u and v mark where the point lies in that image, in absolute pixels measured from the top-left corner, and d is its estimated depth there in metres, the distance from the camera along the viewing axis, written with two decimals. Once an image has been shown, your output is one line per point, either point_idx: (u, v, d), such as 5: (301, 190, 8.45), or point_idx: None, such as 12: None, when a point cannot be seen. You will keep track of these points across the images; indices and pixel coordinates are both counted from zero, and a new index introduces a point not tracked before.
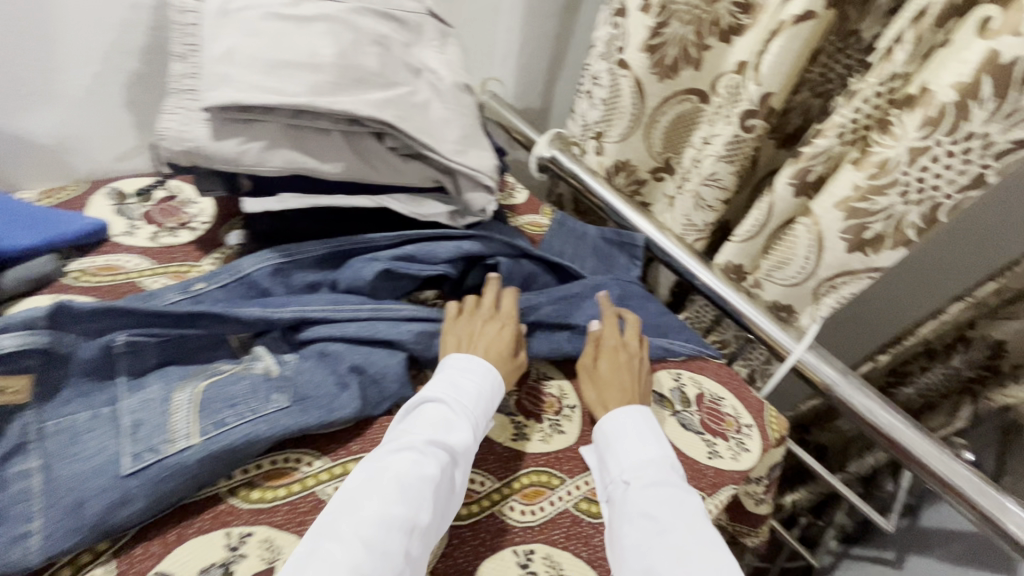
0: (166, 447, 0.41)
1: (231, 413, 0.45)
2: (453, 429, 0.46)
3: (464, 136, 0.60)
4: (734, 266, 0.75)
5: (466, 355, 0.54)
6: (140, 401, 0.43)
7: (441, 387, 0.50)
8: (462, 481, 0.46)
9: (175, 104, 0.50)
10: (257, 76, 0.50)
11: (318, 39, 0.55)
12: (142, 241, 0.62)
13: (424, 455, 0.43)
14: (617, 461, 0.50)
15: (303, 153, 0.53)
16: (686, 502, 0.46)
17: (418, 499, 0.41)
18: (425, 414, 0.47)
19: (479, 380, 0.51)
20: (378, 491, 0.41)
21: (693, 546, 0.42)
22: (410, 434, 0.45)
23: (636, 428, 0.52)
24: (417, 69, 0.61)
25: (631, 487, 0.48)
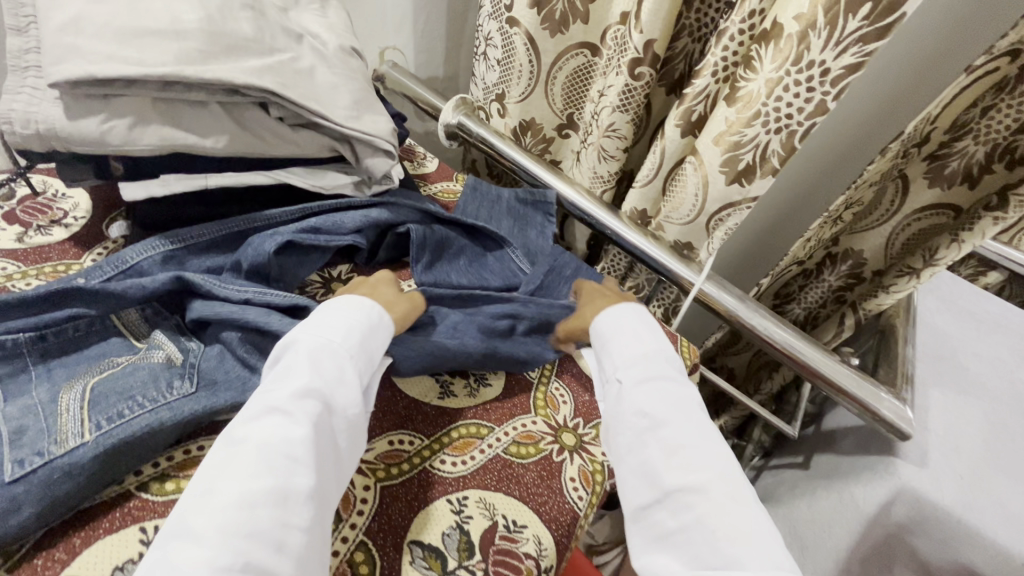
0: (55, 448, 0.38)
1: (127, 406, 0.42)
2: (320, 382, 0.45)
3: (357, 100, 0.58)
4: (639, 212, 0.79)
5: (333, 303, 0.52)
6: (22, 408, 0.40)
7: (307, 339, 0.48)
8: (342, 431, 0.45)
9: (17, 82, 0.45)
10: (111, 45, 0.46)
11: (179, 3, 0.51)
12: (8, 243, 0.56)
13: (287, 420, 0.42)
14: (616, 357, 0.56)
15: (179, 128, 0.50)
16: (683, 393, 0.52)
17: (284, 464, 0.40)
18: (288, 370, 0.45)
19: (348, 325, 0.50)
20: (238, 467, 0.39)
21: (692, 433, 0.48)
22: (269, 396, 0.43)
23: (627, 328, 0.58)
24: (298, 34, 0.58)
25: (629, 380, 0.53)
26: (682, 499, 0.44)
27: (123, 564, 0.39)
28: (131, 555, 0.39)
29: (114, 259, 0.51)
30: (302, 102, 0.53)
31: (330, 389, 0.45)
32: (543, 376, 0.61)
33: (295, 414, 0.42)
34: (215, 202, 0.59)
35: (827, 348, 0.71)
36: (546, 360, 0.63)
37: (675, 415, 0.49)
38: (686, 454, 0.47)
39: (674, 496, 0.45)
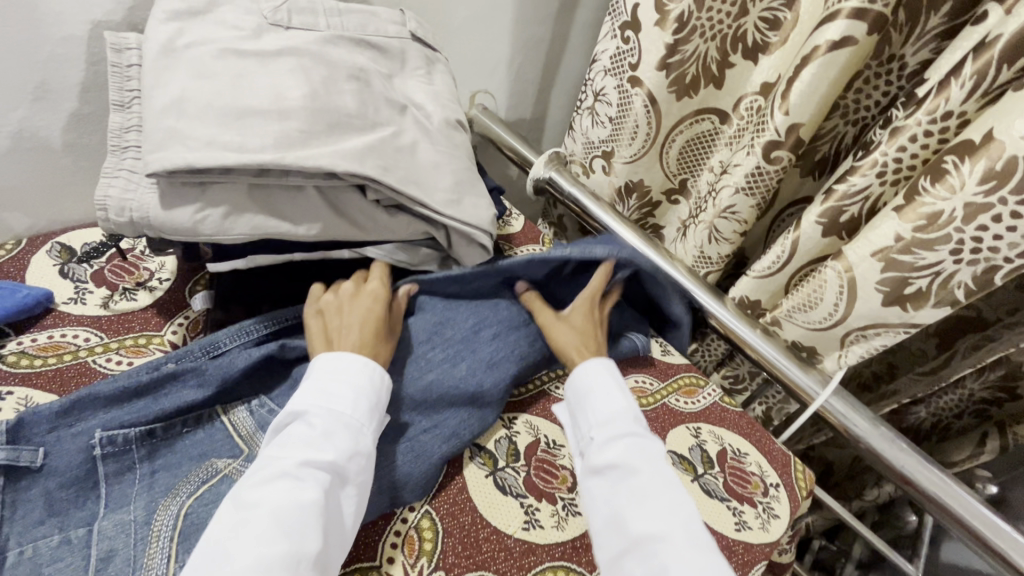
0: None
1: None
2: (335, 446, 0.42)
3: (458, 181, 0.53)
4: (750, 301, 0.69)
5: (332, 354, 0.47)
6: (117, 525, 0.39)
7: (315, 399, 0.44)
8: (353, 503, 0.42)
9: (115, 165, 0.42)
10: (213, 129, 0.43)
11: (284, 77, 0.47)
12: (94, 309, 0.54)
13: (298, 481, 0.39)
14: (594, 406, 0.51)
15: (272, 215, 0.46)
16: (657, 449, 0.48)
17: (296, 531, 0.37)
18: (296, 434, 0.42)
19: (357, 385, 0.45)
20: (246, 536, 0.36)
21: (655, 485, 0.45)
22: (281, 458, 0.40)
23: (605, 380, 0.53)
24: (402, 105, 0.53)
25: (604, 434, 0.49)
26: (652, 548, 0.41)
27: None
28: None
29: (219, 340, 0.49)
30: (402, 188, 0.48)
31: (346, 452, 0.42)
32: None
33: (307, 479, 0.39)
34: (302, 277, 0.56)
35: (952, 474, 0.60)
36: None
37: (648, 474, 0.45)
38: (651, 510, 0.43)
39: (637, 546, 0.42)
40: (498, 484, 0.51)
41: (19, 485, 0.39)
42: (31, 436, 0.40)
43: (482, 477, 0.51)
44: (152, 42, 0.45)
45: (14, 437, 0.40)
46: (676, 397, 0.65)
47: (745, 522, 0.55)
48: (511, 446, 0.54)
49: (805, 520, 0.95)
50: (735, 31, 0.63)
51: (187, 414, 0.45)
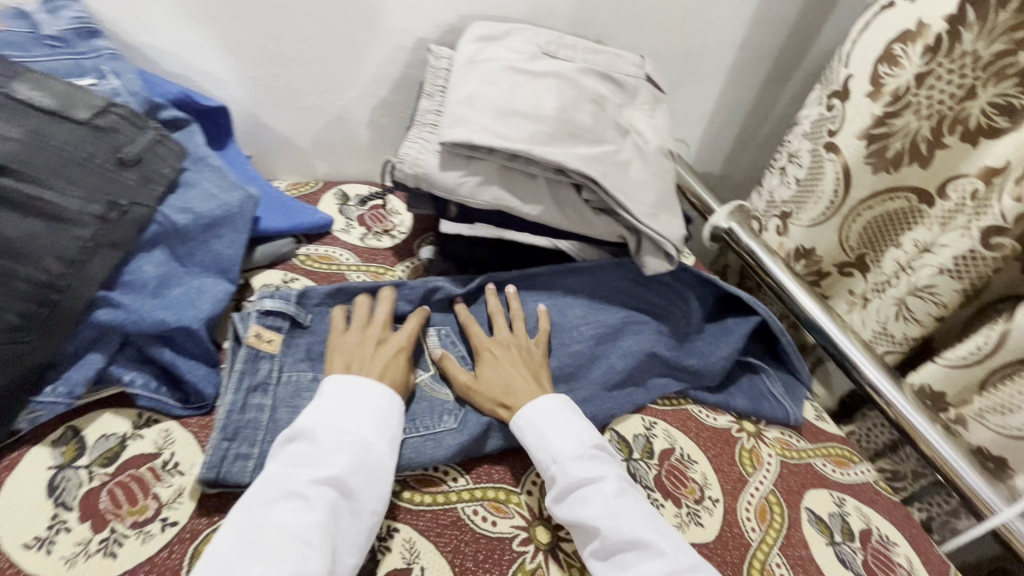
0: None
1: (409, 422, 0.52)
2: (339, 465, 0.43)
3: (657, 201, 0.60)
4: (932, 392, 0.65)
5: (341, 377, 0.49)
6: None
7: (326, 417, 0.46)
8: (364, 520, 0.43)
9: (417, 134, 0.58)
10: (489, 119, 0.56)
11: (544, 92, 0.60)
12: (354, 240, 0.71)
13: (305, 501, 0.41)
14: (539, 450, 0.50)
15: (510, 192, 0.58)
16: (616, 484, 0.48)
17: (299, 549, 0.39)
18: (301, 453, 0.44)
19: (366, 409, 0.47)
20: (252, 557, 0.38)
21: (629, 525, 0.45)
22: (288, 477, 0.42)
23: (549, 420, 0.51)
24: (626, 130, 0.63)
25: (558, 483, 0.48)
26: None
27: None
28: None
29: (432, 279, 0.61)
30: (613, 193, 0.57)
31: (349, 470, 0.43)
32: (764, 541, 0.54)
33: (309, 498, 0.41)
34: (503, 253, 0.67)
35: None
36: (770, 524, 0.55)
37: (608, 523, 0.45)
38: (621, 558, 0.45)
39: None
40: (629, 470, 0.55)
41: (297, 336, 0.54)
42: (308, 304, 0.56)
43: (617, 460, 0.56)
44: (461, 55, 0.61)
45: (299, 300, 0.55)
46: (823, 463, 0.63)
47: None
48: (647, 443, 0.58)
49: None
50: (957, 112, 0.61)
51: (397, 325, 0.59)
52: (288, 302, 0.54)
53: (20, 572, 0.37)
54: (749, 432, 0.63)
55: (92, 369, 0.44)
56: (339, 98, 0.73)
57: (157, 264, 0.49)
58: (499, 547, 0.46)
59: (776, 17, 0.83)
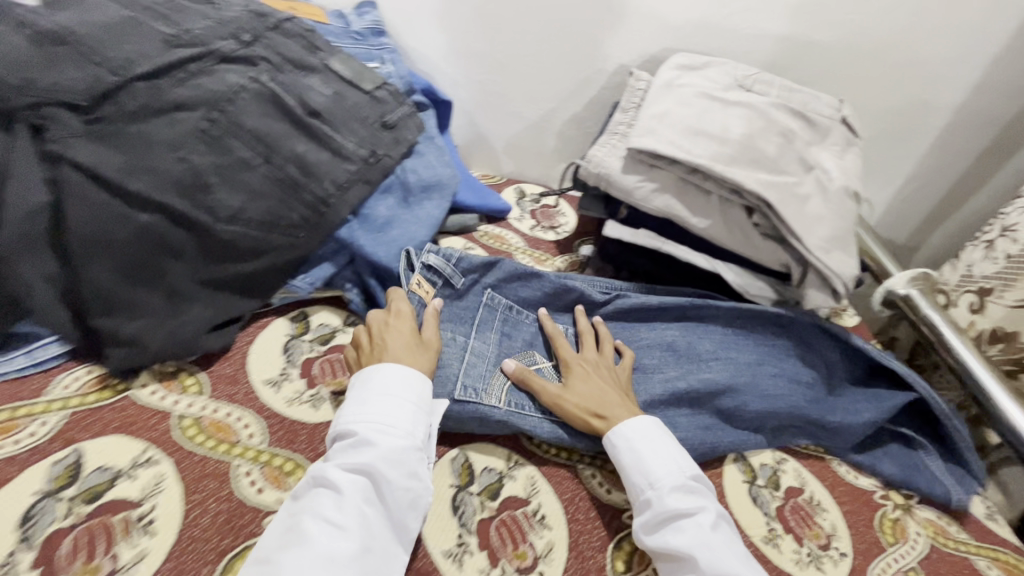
0: (483, 396, 0.52)
1: (527, 402, 0.53)
2: (373, 455, 0.43)
3: (833, 237, 0.60)
4: None
5: (375, 368, 0.48)
6: (480, 352, 0.56)
7: (359, 409, 0.45)
8: (400, 507, 0.42)
9: (607, 140, 0.65)
10: (676, 134, 0.61)
11: (733, 119, 0.63)
12: (524, 228, 0.81)
13: (337, 489, 0.41)
14: (635, 472, 0.48)
15: (681, 203, 0.62)
16: (715, 521, 0.45)
17: (334, 535, 0.39)
18: (339, 443, 0.44)
19: (400, 398, 0.46)
20: (284, 541, 0.39)
21: (730, 565, 0.42)
22: (323, 466, 0.42)
23: (647, 439, 0.49)
24: (810, 165, 0.63)
25: (652, 510, 0.46)
26: None
27: (488, 468, 0.50)
28: (494, 466, 0.50)
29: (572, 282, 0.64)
30: (787, 220, 0.59)
31: (382, 459, 0.42)
32: None
33: (341, 485, 0.41)
34: (659, 265, 0.71)
35: None
36: None
37: (705, 556, 0.42)
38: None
39: None
40: (750, 493, 0.54)
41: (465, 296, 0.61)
42: (463, 268, 0.60)
43: (740, 479, 0.55)
44: (660, 79, 0.67)
45: (457, 263, 0.59)
46: (988, 565, 0.54)
47: None
48: (775, 474, 0.57)
49: None
50: None
51: (526, 313, 0.62)
52: (448, 261, 0.59)
53: (258, 399, 0.49)
54: (895, 504, 0.58)
55: (324, 274, 0.57)
56: (539, 108, 0.84)
57: (387, 208, 0.61)
58: (609, 512, 0.49)
59: (1010, 82, 0.77)
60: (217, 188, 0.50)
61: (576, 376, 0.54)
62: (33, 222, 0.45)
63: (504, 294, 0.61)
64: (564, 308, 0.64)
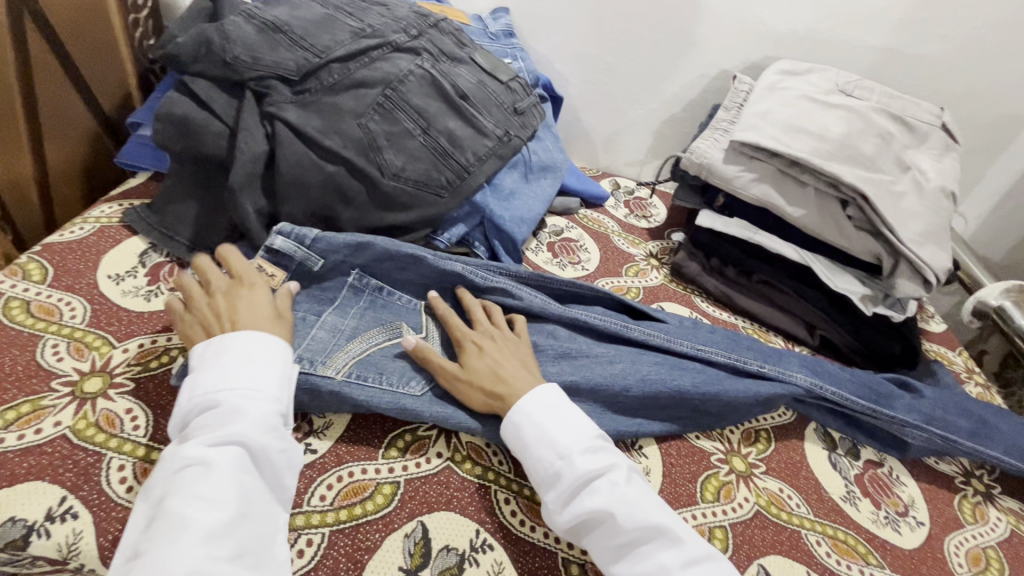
0: (319, 367, 0.49)
1: (372, 375, 0.50)
2: (235, 423, 0.40)
3: (926, 232, 0.64)
4: None
5: (218, 341, 0.44)
6: (333, 327, 0.53)
7: (212, 378, 0.42)
8: (275, 464, 0.41)
9: (709, 134, 0.72)
10: (778, 130, 0.67)
11: (834, 119, 0.68)
12: (619, 215, 0.88)
13: (203, 464, 0.38)
14: (541, 446, 0.46)
15: (778, 193, 0.68)
16: (628, 479, 0.45)
17: (208, 510, 0.37)
18: (199, 423, 0.41)
19: (256, 366, 0.43)
20: (151, 529, 0.36)
21: (647, 520, 0.43)
22: (181, 446, 0.39)
23: (551, 410, 0.47)
24: (907, 166, 0.67)
25: (563, 481, 0.44)
26: None
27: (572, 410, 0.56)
28: None
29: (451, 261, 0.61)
30: (882, 213, 0.63)
31: (247, 425, 0.40)
32: None
33: (207, 462, 0.38)
34: (749, 255, 0.75)
35: None
36: (984, 571, 0.52)
37: (622, 513, 0.42)
38: (637, 551, 0.42)
39: None
40: (831, 459, 0.58)
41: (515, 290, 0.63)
42: (323, 249, 0.55)
43: (820, 446, 0.59)
44: (764, 82, 0.74)
45: (313, 244, 0.55)
46: None
47: None
48: (854, 448, 0.60)
49: None
50: None
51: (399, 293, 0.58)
52: (300, 245, 0.55)
53: None
54: (976, 490, 0.60)
55: (457, 234, 0.66)
56: (641, 108, 0.92)
57: (509, 182, 0.71)
58: (698, 453, 0.55)
59: None
60: (386, 151, 0.62)
61: (467, 355, 0.52)
62: (253, 167, 0.58)
63: (374, 274, 0.58)
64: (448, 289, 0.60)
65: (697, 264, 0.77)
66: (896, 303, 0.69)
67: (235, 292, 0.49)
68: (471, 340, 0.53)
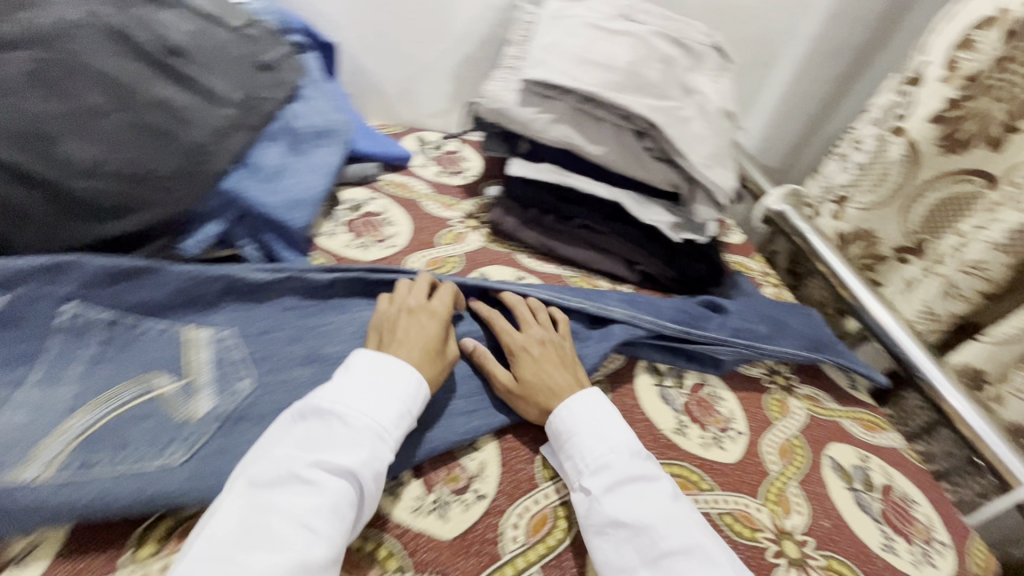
0: (11, 472, 0.34)
1: (107, 457, 0.37)
2: (351, 451, 0.39)
3: (713, 154, 0.65)
4: (972, 371, 0.66)
5: (371, 354, 0.45)
6: (37, 400, 0.37)
7: (338, 393, 0.41)
8: (370, 503, 0.39)
9: (500, 74, 0.65)
10: (566, 64, 0.62)
11: (619, 47, 0.65)
12: (429, 175, 0.79)
13: (311, 486, 0.37)
14: (591, 440, 0.46)
15: (576, 132, 0.64)
16: (670, 497, 0.44)
17: (304, 537, 0.35)
18: (317, 432, 0.40)
19: (391, 391, 0.42)
20: (250, 544, 0.34)
21: (685, 536, 0.42)
22: (291, 458, 0.38)
23: (605, 411, 0.48)
24: (690, 90, 0.68)
25: (611, 473, 0.44)
26: None
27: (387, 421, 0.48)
28: None
29: (219, 268, 0.48)
30: (673, 140, 0.62)
31: (362, 460, 0.39)
32: (783, 473, 0.56)
33: (321, 483, 0.37)
34: (565, 200, 0.72)
35: None
36: (791, 461, 0.58)
37: (663, 521, 0.42)
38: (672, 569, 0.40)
39: None
40: (661, 393, 0.59)
41: (295, 291, 0.52)
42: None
43: (650, 383, 0.60)
44: (547, 11, 0.68)
45: None
46: (852, 424, 0.65)
47: (894, 548, 0.53)
48: (680, 375, 0.62)
49: None
50: None
51: (152, 323, 0.45)
52: None
53: None
54: (779, 385, 0.66)
55: (213, 233, 0.51)
56: (431, 50, 0.81)
57: (278, 155, 0.57)
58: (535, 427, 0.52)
59: (853, 10, 0.85)
60: (64, 138, 0.44)
61: (522, 362, 0.51)
62: None
63: (101, 304, 0.43)
64: (218, 305, 0.48)
65: (513, 219, 0.71)
66: (696, 227, 0.72)
67: (409, 308, 0.50)
68: (535, 347, 0.52)
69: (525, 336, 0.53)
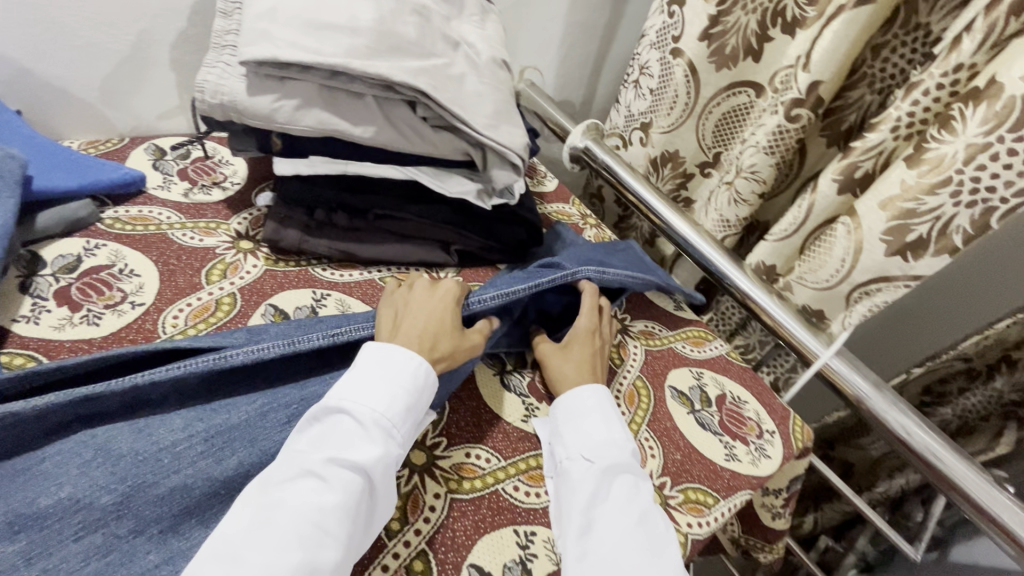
0: None
1: None
2: (364, 446, 0.40)
3: (497, 112, 0.59)
4: (766, 267, 0.72)
5: (378, 346, 0.46)
6: None
7: (351, 391, 0.43)
8: (380, 499, 0.40)
9: (216, 58, 0.51)
10: (296, 34, 0.50)
11: (359, 3, 0.54)
12: (176, 197, 0.63)
13: (325, 482, 0.38)
14: (591, 427, 0.49)
15: (334, 115, 0.53)
16: (646, 500, 0.45)
17: (312, 536, 0.36)
18: (331, 432, 0.41)
19: (397, 383, 0.44)
20: (263, 545, 0.35)
21: (645, 532, 0.43)
22: (304, 456, 0.39)
23: (607, 405, 0.51)
24: (456, 42, 0.60)
25: (599, 461, 0.47)
26: None
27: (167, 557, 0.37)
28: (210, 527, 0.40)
29: None
30: (448, 105, 0.55)
31: (374, 457, 0.40)
32: (632, 421, 0.57)
33: (332, 480, 0.38)
34: (349, 188, 0.61)
35: (937, 427, 0.60)
36: (638, 405, 0.59)
37: (634, 513, 0.44)
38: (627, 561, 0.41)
39: None
40: (504, 380, 0.56)
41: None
42: None
43: (490, 375, 0.56)
44: None
45: None
46: (683, 344, 0.68)
47: (735, 455, 0.57)
48: (520, 356, 0.60)
49: (812, 512, 0.92)
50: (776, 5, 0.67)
51: None
52: None
53: None
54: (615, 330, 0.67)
55: None
56: (123, 31, 0.62)
57: None
58: None
59: None
60: None
61: (574, 348, 0.56)
62: None
63: None
64: None
65: (295, 230, 0.60)
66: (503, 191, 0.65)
67: (415, 292, 0.54)
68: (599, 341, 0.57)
69: (590, 321, 0.58)
